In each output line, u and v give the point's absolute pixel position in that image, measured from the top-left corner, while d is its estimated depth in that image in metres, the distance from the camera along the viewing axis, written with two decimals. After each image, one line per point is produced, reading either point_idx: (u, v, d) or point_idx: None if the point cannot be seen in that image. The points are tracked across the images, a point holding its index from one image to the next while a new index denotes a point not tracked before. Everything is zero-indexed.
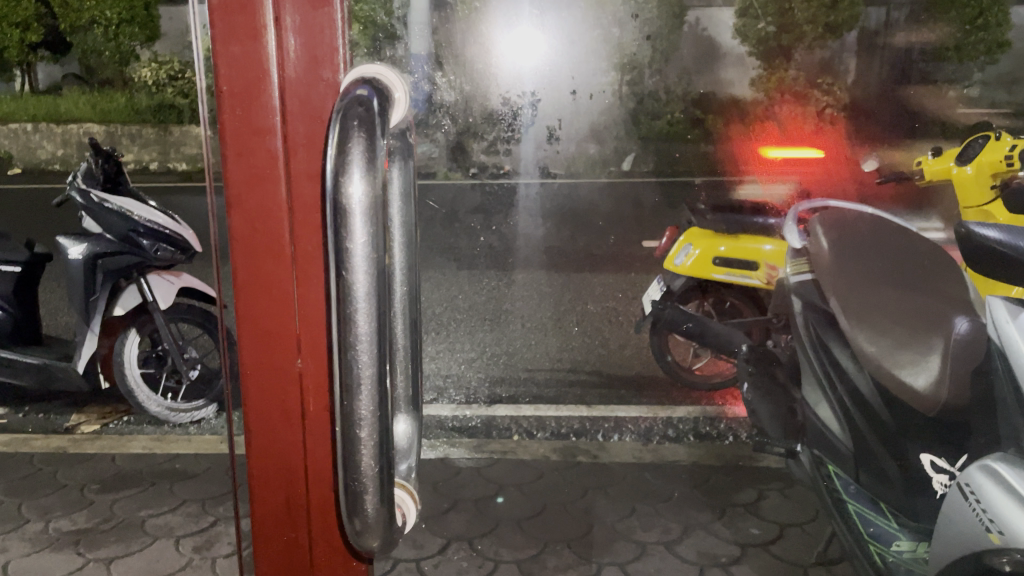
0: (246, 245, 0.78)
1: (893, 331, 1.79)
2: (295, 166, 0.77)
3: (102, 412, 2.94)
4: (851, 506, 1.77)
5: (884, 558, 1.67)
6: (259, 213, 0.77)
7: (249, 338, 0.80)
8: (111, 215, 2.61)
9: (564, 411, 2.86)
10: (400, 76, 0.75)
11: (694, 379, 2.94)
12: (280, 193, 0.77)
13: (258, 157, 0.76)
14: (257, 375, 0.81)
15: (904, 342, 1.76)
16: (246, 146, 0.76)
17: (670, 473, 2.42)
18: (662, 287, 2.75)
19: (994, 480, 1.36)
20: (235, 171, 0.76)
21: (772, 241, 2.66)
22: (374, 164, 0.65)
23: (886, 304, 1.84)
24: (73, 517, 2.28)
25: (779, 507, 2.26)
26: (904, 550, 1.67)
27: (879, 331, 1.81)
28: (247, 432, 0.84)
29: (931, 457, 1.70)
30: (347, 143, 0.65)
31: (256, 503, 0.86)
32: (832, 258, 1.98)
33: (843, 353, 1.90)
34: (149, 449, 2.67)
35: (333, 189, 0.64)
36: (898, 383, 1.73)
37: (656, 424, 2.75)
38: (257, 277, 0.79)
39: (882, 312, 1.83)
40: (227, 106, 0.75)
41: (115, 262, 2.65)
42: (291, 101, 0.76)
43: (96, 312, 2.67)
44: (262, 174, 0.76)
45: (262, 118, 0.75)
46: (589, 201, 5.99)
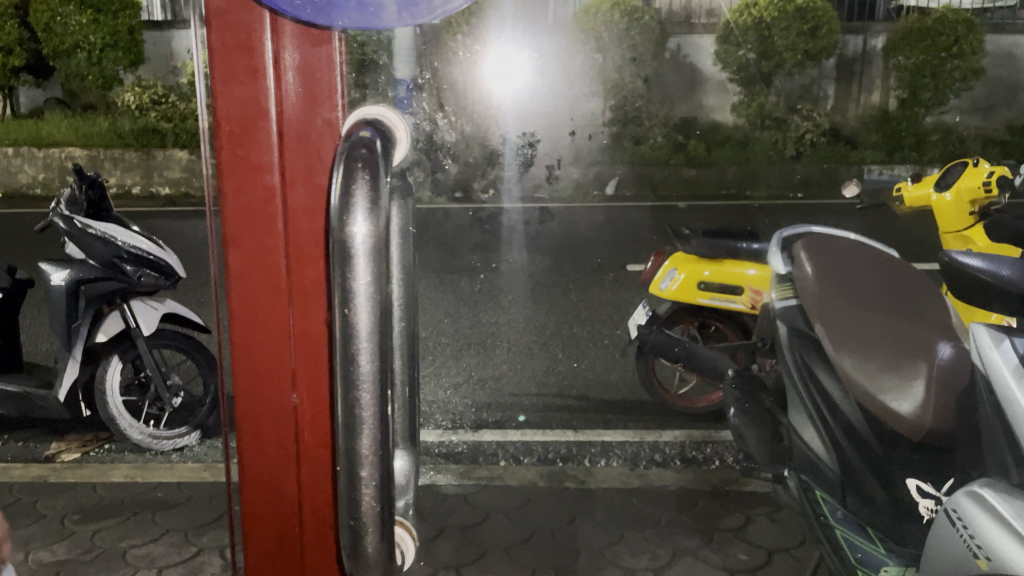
0: (242, 281, 0.78)
1: (879, 356, 1.80)
2: (292, 204, 0.77)
3: (82, 440, 2.89)
4: (839, 531, 1.76)
5: None
6: (256, 249, 0.78)
7: (244, 373, 0.80)
8: (95, 241, 2.59)
9: (550, 435, 2.86)
10: (400, 120, 0.77)
11: (675, 405, 2.96)
12: (278, 228, 0.78)
13: (255, 194, 0.77)
14: (252, 410, 0.81)
15: (889, 366, 1.78)
16: (243, 183, 0.77)
17: (658, 499, 2.41)
18: (647, 311, 2.75)
19: (980, 505, 1.37)
20: (233, 207, 0.77)
21: (755, 265, 2.68)
22: (377, 202, 0.65)
23: (872, 329, 1.85)
24: (53, 548, 2.24)
25: (766, 532, 2.26)
26: None
27: (864, 355, 1.83)
28: (242, 468, 0.83)
29: (916, 482, 1.74)
30: (349, 180, 0.66)
31: (249, 541, 0.85)
32: (817, 283, 1.97)
33: (829, 381, 1.90)
34: (130, 477, 2.63)
35: (337, 228, 0.65)
36: (883, 408, 1.76)
37: (642, 448, 2.76)
38: (255, 313, 0.79)
39: (867, 337, 1.85)
40: (224, 144, 0.76)
41: (99, 288, 2.62)
42: (289, 140, 0.76)
43: (78, 339, 2.63)
44: (260, 210, 0.77)
45: (260, 155, 0.76)
46: (572, 225, 6.03)
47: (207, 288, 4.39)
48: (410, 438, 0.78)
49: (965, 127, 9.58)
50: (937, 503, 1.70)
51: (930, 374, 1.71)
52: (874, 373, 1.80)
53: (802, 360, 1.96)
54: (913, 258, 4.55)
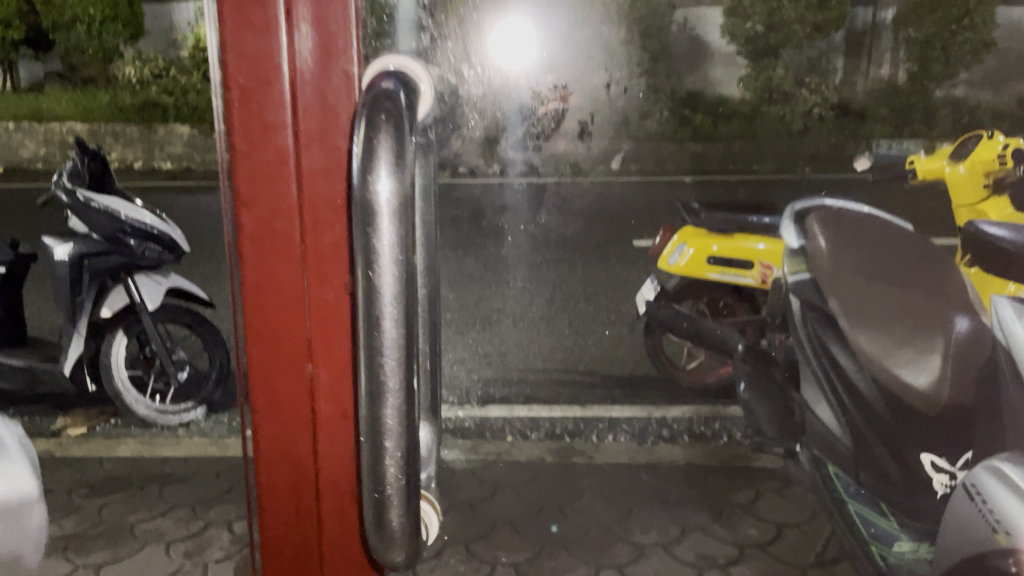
0: (256, 245, 0.76)
1: (892, 330, 1.80)
2: (307, 164, 0.75)
3: (87, 416, 2.89)
4: (851, 506, 1.78)
5: (885, 558, 1.67)
6: (269, 213, 0.76)
7: (259, 343, 0.78)
8: (98, 215, 2.57)
9: (557, 411, 2.85)
10: (425, 69, 0.78)
11: (684, 379, 2.94)
12: (292, 189, 0.76)
13: (268, 154, 0.75)
14: (267, 379, 0.80)
15: (903, 341, 1.78)
16: (255, 143, 0.74)
17: (666, 475, 2.41)
18: (655, 287, 2.75)
19: (1001, 481, 1.36)
20: (245, 169, 0.75)
21: (765, 239, 2.64)
22: (400, 160, 0.63)
23: (887, 303, 1.85)
24: (60, 522, 2.24)
25: (777, 507, 2.26)
26: (905, 551, 1.67)
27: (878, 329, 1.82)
28: (257, 440, 0.82)
29: (931, 457, 1.73)
30: (371, 135, 0.63)
31: (265, 517, 0.84)
32: (831, 257, 1.96)
33: (842, 352, 1.88)
34: (137, 452, 2.64)
35: (359, 187, 0.63)
36: (899, 382, 1.75)
37: (650, 424, 2.75)
38: (269, 279, 0.77)
39: (883, 311, 1.84)
40: (234, 100, 0.74)
41: (102, 262, 2.60)
42: (303, 96, 0.74)
43: (82, 313, 2.62)
44: (274, 171, 0.75)
45: (273, 113, 0.74)
46: (577, 201, 5.98)
47: (212, 263, 4.38)
48: (431, 408, 0.77)
49: (977, 100, 9.32)
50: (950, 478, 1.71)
51: (947, 349, 1.70)
52: (889, 349, 1.79)
53: (816, 336, 1.95)
54: (927, 233, 4.51)
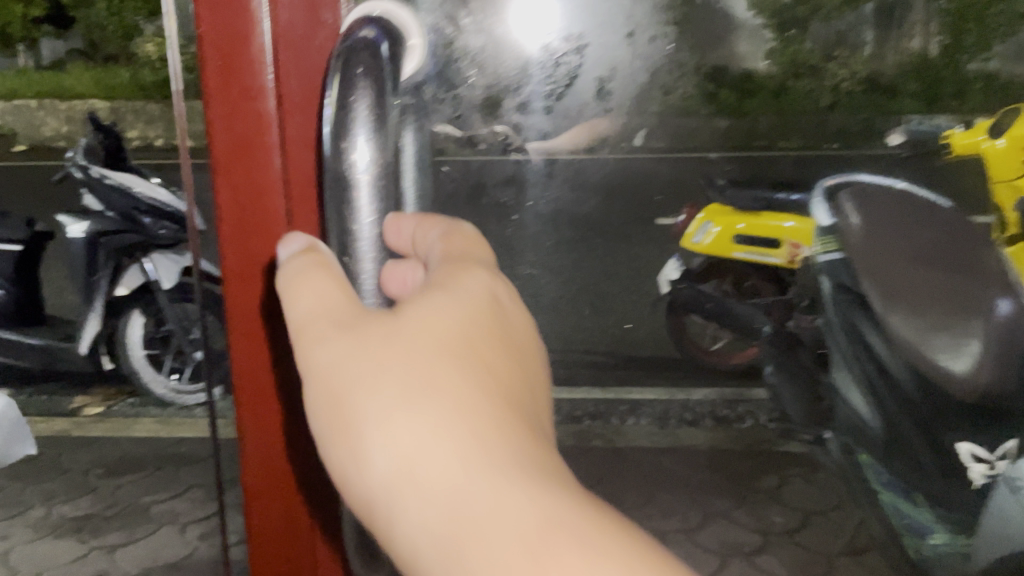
0: (238, 221, 0.76)
1: (927, 315, 1.77)
2: (288, 139, 0.74)
3: (106, 394, 2.91)
4: (884, 496, 1.90)
5: (921, 550, 1.82)
6: (249, 186, 0.74)
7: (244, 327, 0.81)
8: (113, 192, 2.60)
9: (576, 393, 2.79)
10: (415, 18, 0.74)
11: (707, 360, 2.85)
12: (275, 163, 0.74)
13: (247, 120, 0.73)
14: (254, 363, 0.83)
15: (938, 325, 1.75)
16: (234, 108, 0.72)
17: (685, 462, 2.42)
18: (679, 266, 2.78)
19: None
20: (223, 138, 0.73)
21: (794, 218, 2.51)
22: (373, 129, 0.66)
23: (925, 284, 1.80)
24: (76, 502, 2.33)
25: (800, 493, 2.29)
26: (939, 542, 1.79)
27: (912, 312, 1.79)
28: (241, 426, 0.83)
29: (969, 447, 1.73)
30: (349, 101, 0.66)
31: (250, 510, 0.85)
32: (862, 235, 1.91)
33: (875, 337, 1.87)
34: (153, 431, 2.69)
35: (335, 155, 0.66)
36: (933, 367, 1.76)
37: (671, 405, 2.71)
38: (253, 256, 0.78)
39: (918, 294, 1.80)
40: (211, 70, 0.72)
41: (117, 241, 2.60)
42: (280, 68, 0.72)
43: (98, 293, 2.61)
44: (254, 140, 0.73)
45: (252, 77, 0.72)
46: (604, 176, 5.87)
47: None
48: None
49: None
50: (990, 467, 1.71)
51: (985, 330, 1.69)
52: (923, 331, 1.77)
53: (846, 318, 1.96)
54: None
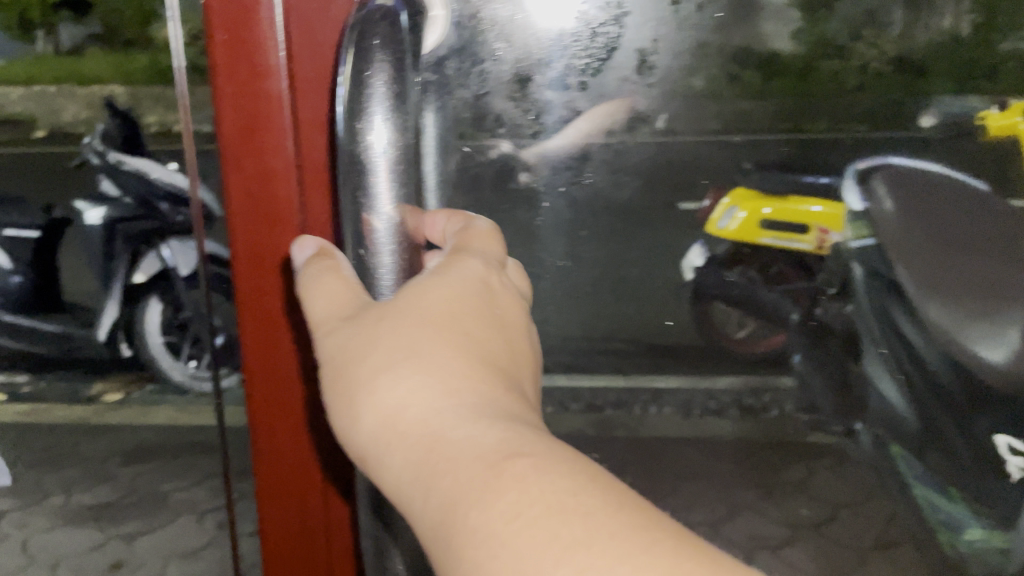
0: (246, 206, 0.80)
1: (967, 306, 1.74)
2: (300, 120, 0.77)
3: (124, 380, 2.90)
4: (919, 492, 1.84)
5: (960, 546, 1.74)
6: (259, 172, 0.78)
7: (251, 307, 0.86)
8: (130, 177, 2.67)
9: (598, 380, 2.74)
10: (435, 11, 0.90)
11: (733, 349, 2.80)
12: (286, 147, 0.78)
13: (260, 103, 0.76)
14: (263, 348, 0.88)
15: (974, 315, 1.72)
16: (246, 92, 0.76)
17: (704, 459, 2.42)
18: (703, 252, 2.75)
19: None
20: (231, 121, 0.77)
21: (822, 202, 2.46)
22: (394, 110, 0.65)
23: (967, 271, 1.77)
24: (95, 490, 2.38)
25: (829, 484, 2.32)
26: (977, 539, 1.71)
27: (951, 302, 1.76)
28: (253, 394, 0.90)
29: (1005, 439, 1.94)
30: (365, 78, 0.64)
31: (264, 490, 0.91)
32: (899, 222, 1.89)
33: (906, 321, 1.85)
34: (171, 420, 2.69)
35: (353, 135, 0.65)
36: (973, 357, 1.72)
37: (695, 395, 2.73)
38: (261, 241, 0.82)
39: (958, 282, 1.77)
40: (222, 53, 0.75)
41: (134, 227, 2.65)
42: (292, 52, 0.75)
43: (118, 278, 2.65)
44: (264, 125, 0.77)
45: (263, 61, 0.75)
46: None
47: None
48: None
49: None
50: None
51: None
52: (961, 320, 1.74)
53: (879, 303, 1.92)
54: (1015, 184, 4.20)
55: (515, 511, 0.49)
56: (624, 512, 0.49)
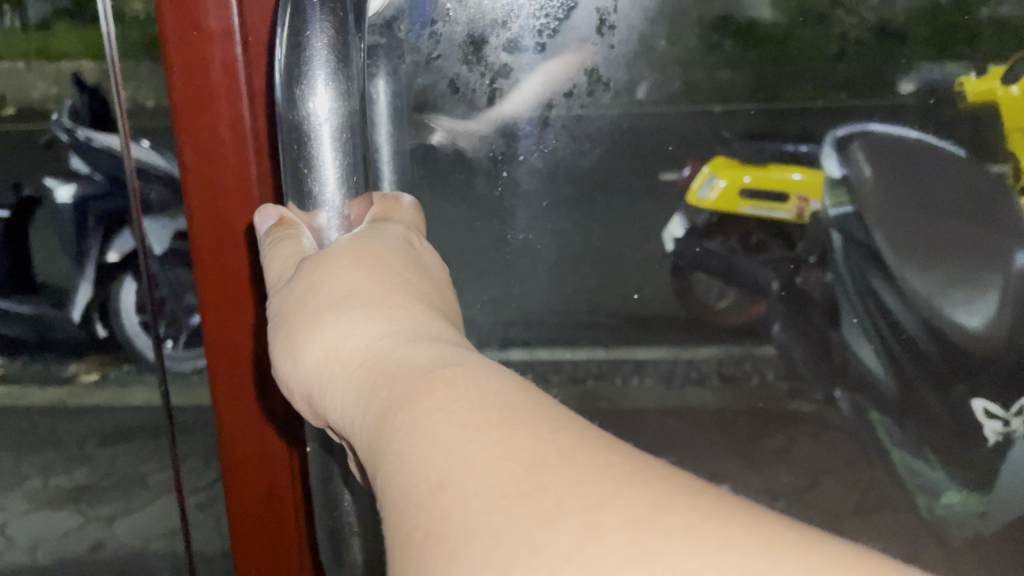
0: (198, 163, 0.89)
1: (946, 270, 2.31)
2: (253, 90, 0.87)
3: (102, 361, 2.87)
4: (898, 455, 2.31)
5: (934, 508, 2.14)
6: (211, 132, 0.88)
7: (204, 258, 0.94)
8: (99, 153, 2.64)
9: (579, 354, 2.64)
10: None
11: (715, 320, 2.69)
12: (240, 110, 0.87)
13: (210, 69, 0.86)
14: (217, 297, 0.96)
15: (956, 282, 2.28)
16: (193, 57, 0.85)
17: (688, 422, 2.40)
18: (685, 223, 2.75)
19: None
20: (182, 85, 0.86)
21: (801, 172, 2.61)
22: (336, 77, 0.63)
23: (926, 236, 2.41)
24: (72, 473, 2.36)
25: (813, 452, 2.27)
26: (954, 501, 2.13)
27: (925, 268, 2.35)
28: (209, 351, 0.99)
29: (983, 403, 2.25)
30: (303, 40, 0.62)
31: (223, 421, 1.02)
32: (875, 186, 2.46)
33: (890, 293, 2.40)
34: (150, 399, 2.69)
35: (292, 99, 0.63)
36: (953, 321, 2.30)
37: (677, 365, 2.59)
38: (216, 198, 0.91)
39: (927, 251, 2.37)
40: (171, 26, 0.84)
41: (105, 206, 2.65)
42: (242, 27, 0.85)
43: (91, 257, 2.62)
44: (215, 91, 0.86)
45: (208, 28, 0.84)
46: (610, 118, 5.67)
47: None
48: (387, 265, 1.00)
49: None
50: (1001, 425, 2.22)
51: (1006, 277, 2.24)
52: (942, 288, 2.30)
53: (860, 277, 2.48)
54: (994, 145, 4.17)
55: (441, 405, 0.46)
56: (545, 414, 0.45)
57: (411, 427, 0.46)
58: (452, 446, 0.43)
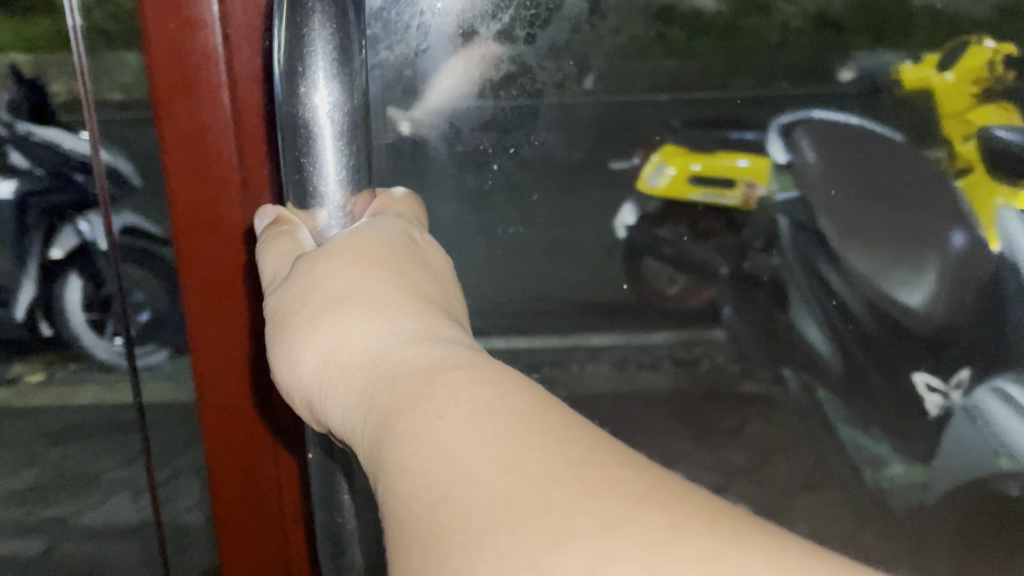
0: (178, 146, 0.92)
1: (885, 252, 2.22)
2: (237, 79, 0.90)
3: (47, 359, 2.79)
4: (842, 431, 2.20)
5: (879, 482, 2.03)
6: (196, 119, 0.91)
7: (186, 241, 0.98)
8: (39, 147, 2.67)
9: (536, 341, 2.61)
10: None
11: (668, 305, 2.67)
12: (224, 98, 0.90)
13: (193, 54, 0.88)
14: (198, 274, 1.00)
15: (896, 262, 2.19)
16: (174, 43, 0.87)
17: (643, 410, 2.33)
18: (635, 210, 2.78)
19: (1004, 399, 1.80)
20: (162, 69, 0.88)
21: (746, 158, 2.61)
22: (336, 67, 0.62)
23: (880, 224, 2.27)
24: (20, 476, 2.29)
25: (761, 432, 2.23)
26: (897, 475, 2.02)
27: (866, 250, 2.27)
28: (191, 329, 1.04)
29: (925, 377, 2.10)
30: (305, 38, 0.62)
31: (204, 394, 1.07)
32: (819, 168, 2.43)
33: (831, 272, 2.36)
34: (96, 400, 2.61)
35: (297, 92, 0.63)
36: (892, 300, 2.19)
37: (631, 351, 2.56)
38: (203, 180, 0.94)
39: (869, 233, 2.28)
40: (153, 16, 0.86)
41: (46, 200, 2.64)
42: (222, 11, 0.86)
43: (35, 255, 2.58)
44: (202, 77, 0.89)
45: (192, 14, 0.86)
46: None
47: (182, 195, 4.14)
48: None
49: None
50: (942, 398, 2.06)
51: (942, 257, 2.07)
52: (890, 264, 2.21)
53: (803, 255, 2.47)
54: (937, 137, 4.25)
55: (443, 411, 0.45)
56: (552, 417, 0.44)
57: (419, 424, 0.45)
58: (456, 448, 0.43)
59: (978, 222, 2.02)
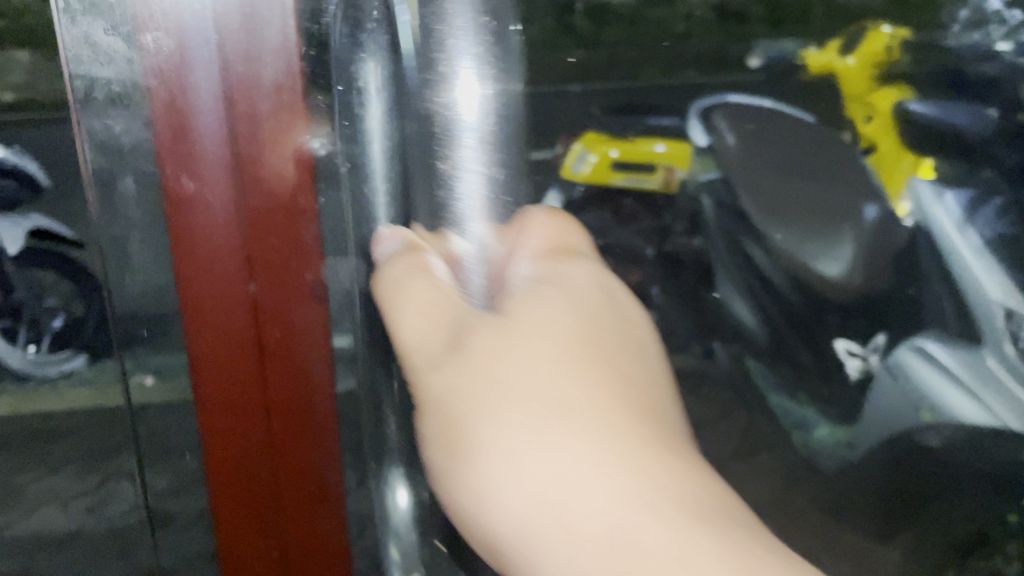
0: (190, 226, 0.95)
1: (800, 223, 1.70)
2: (258, 148, 0.92)
3: None
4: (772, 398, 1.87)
5: (806, 444, 1.83)
6: (201, 204, 0.94)
7: (193, 316, 0.99)
8: None
9: None
10: None
11: None
12: (213, 151, 0.91)
13: (193, 126, 0.90)
14: (209, 346, 1.02)
15: (812, 232, 1.69)
16: (175, 116, 0.89)
17: None
18: None
19: (924, 359, 1.59)
20: (164, 129, 0.89)
21: None
22: (484, 41, 0.54)
23: (791, 194, 1.72)
24: None
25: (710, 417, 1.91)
26: (824, 437, 1.80)
27: (788, 220, 1.72)
28: (203, 403, 1.05)
29: (845, 343, 1.75)
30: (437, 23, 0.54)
31: (221, 477, 1.09)
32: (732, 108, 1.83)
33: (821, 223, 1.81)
34: None
35: (434, 89, 0.55)
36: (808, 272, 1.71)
37: None
38: (204, 258, 0.97)
39: (779, 195, 1.73)
40: (157, 91, 0.87)
41: None
42: (234, 79, 0.88)
43: None
44: (195, 145, 0.91)
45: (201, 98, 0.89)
46: None
47: None
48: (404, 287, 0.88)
49: None
50: (864, 363, 1.73)
51: (854, 234, 1.64)
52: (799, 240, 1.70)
53: None
54: None
55: (540, 410, 0.46)
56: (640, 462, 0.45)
57: (532, 439, 0.45)
58: (547, 487, 0.44)
59: (883, 191, 1.65)
